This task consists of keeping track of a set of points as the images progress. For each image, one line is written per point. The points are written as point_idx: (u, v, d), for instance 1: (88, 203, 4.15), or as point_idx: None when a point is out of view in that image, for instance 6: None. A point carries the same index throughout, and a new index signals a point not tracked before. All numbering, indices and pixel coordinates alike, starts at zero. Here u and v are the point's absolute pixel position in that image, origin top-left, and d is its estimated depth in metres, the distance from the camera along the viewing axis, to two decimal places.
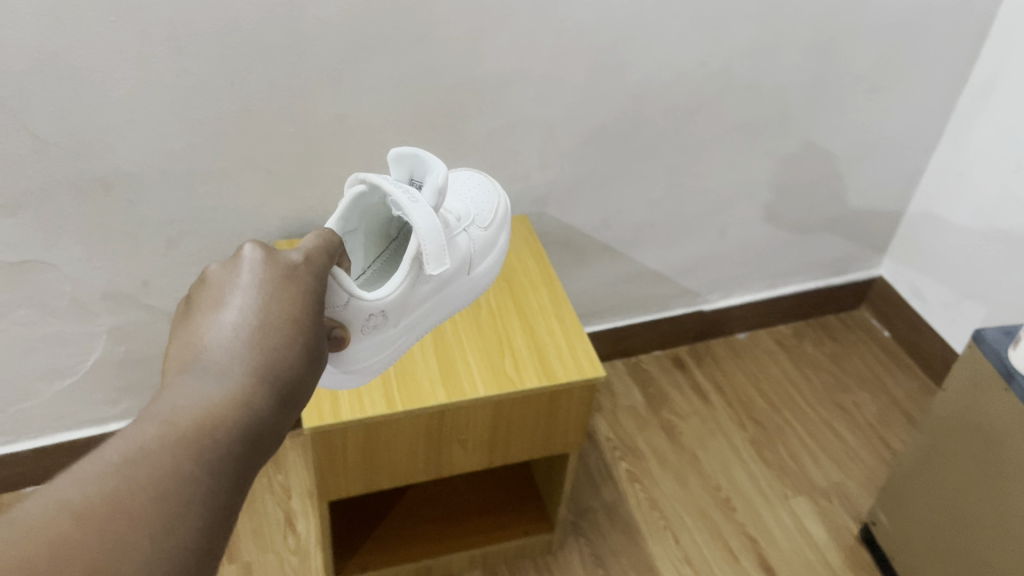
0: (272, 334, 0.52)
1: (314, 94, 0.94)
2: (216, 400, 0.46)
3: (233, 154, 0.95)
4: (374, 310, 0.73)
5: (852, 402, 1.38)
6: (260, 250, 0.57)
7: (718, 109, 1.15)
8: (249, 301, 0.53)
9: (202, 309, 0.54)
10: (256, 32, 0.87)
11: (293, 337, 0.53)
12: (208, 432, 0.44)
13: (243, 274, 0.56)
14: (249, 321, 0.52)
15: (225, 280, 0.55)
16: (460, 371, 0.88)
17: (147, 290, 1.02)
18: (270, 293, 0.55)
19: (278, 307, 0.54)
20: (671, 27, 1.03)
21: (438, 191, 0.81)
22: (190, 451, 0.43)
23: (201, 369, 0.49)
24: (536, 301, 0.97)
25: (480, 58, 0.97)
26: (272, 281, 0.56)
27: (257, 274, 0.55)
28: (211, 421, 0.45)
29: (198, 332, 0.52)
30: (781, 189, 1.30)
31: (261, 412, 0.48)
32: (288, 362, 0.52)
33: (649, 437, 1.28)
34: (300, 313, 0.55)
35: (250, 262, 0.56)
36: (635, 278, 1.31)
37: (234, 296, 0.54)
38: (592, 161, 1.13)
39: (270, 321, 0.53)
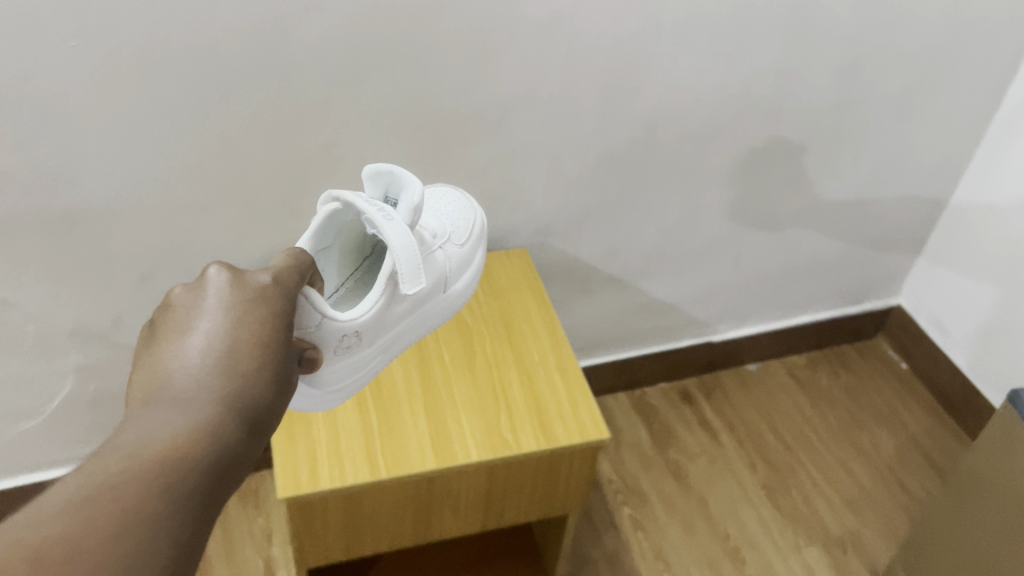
0: (241, 358, 0.49)
1: (297, 121, 0.86)
2: (181, 430, 0.43)
3: (208, 184, 0.87)
4: (348, 331, 0.69)
5: (868, 441, 1.30)
6: (227, 270, 0.54)
7: (736, 135, 1.07)
8: (217, 325, 0.50)
9: (165, 334, 0.51)
10: (236, 56, 0.79)
11: (263, 361, 0.50)
12: (173, 463, 0.41)
13: (209, 295, 0.52)
14: (216, 345, 0.49)
15: (191, 301, 0.52)
16: (451, 430, 0.81)
17: (119, 327, 0.95)
18: (238, 313, 0.51)
19: (248, 329, 0.51)
20: (688, 49, 0.95)
21: (413, 208, 0.76)
22: (153, 485, 0.40)
23: (164, 398, 0.46)
24: (536, 350, 0.89)
25: (479, 83, 0.89)
26: (240, 301, 0.52)
27: (225, 296, 0.52)
28: (174, 452, 0.42)
29: (162, 359, 0.49)
30: (800, 218, 1.22)
31: (229, 440, 0.45)
32: (257, 387, 0.49)
33: (655, 479, 1.21)
34: (270, 335, 0.52)
35: (216, 283, 0.53)
36: (643, 309, 1.23)
37: (200, 318, 0.51)
38: (599, 191, 1.05)
39: (238, 343, 0.50)
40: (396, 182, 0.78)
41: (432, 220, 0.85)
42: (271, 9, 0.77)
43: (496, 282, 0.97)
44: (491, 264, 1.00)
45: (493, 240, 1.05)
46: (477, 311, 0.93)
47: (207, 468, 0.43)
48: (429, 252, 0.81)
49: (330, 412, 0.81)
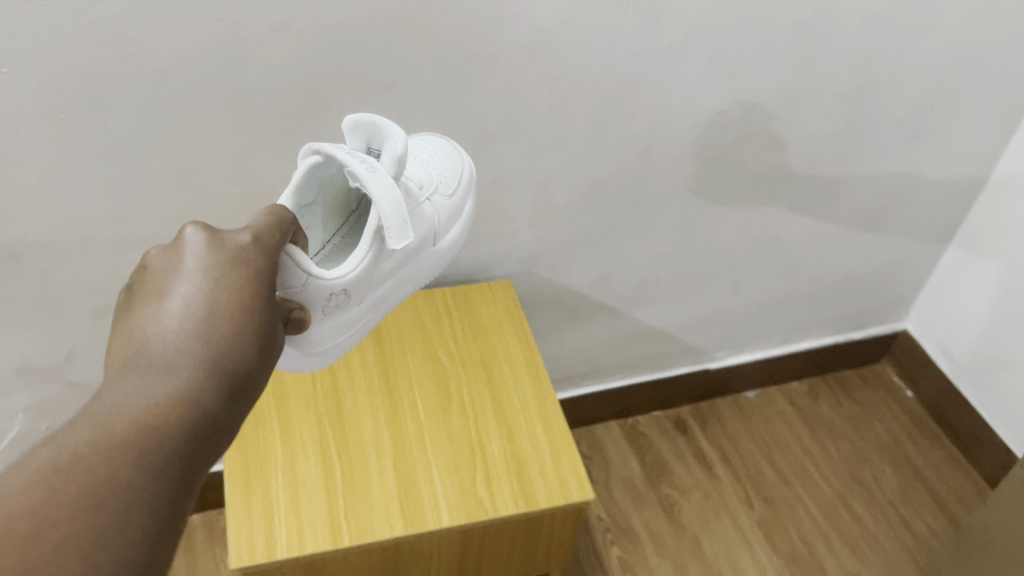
0: (220, 316, 0.47)
1: (260, 151, 0.79)
2: (158, 392, 0.42)
3: (164, 215, 0.81)
4: (337, 286, 0.65)
5: (871, 477, 1.24)
6: (203, 231, 0.52)
7: (737, 160, 1.00)
8: (195, 286, 0.48)
9: (144, 297, 0.49)
10: (191, 83, 0.72)
11: (244, 319, 0.48)
12: (143, 430, 0.40)
13: (187, 258, 0.50)
14: (193, 306, 0.47)
15: (168, 262, 0.50)
16: (422, 489, 0.75)
17: (71, 364, 0.88)
18: (215, 271, 0.49)
19: (228, 288, 0.49)
20: (686, 71, 0.88)
21: (396, 159, 0.70)
22: (125, 453, 0.39)
23: (140, 360, 0.44)
24: (518, 397, 0.83)
25: (461, 108, 0.83)
26: (217, 258, 0.50)
27: (202, 256, 0.50)
28: (146, 416, 0.41)
29: (140, 322, 0.47)
30: (802, 244, 1.15)
31: (205, 401, 0.43)
32: (238, 346, 0.47)
33: (646, 517, 1.15)
34: (252, 291, 0.50)
35: (193, 245, 0.51)
36: (636, 338, 1.17)
37: (178, 282, 0.49)
38: (590, 218, 0.99)
39: (215, 301, 0.48)
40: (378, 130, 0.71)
41: (420, 168, 0.78)
42: (229, 31, 0.70)
43: (476, 319, 0.91)
44: (472, 298, 0.93)
45: (476, 270, 0.99)
46: (456, 353, 0.87)
47: (183, 431, 0.41)
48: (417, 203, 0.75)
49: (292, 472, 0.76)
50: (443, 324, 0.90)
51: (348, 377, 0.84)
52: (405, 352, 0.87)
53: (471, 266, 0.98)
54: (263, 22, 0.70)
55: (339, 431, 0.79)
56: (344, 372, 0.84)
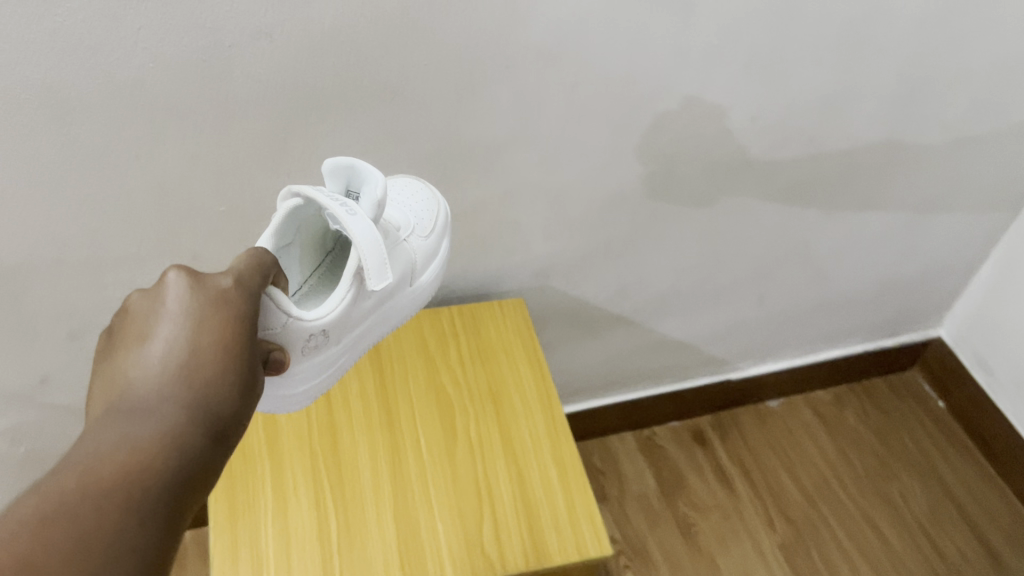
0: (207, 365, 0.43)
1: (248, 165, 0.72)
2: (139, 450, 0.37)
3: (143, 233, 0.74)
4: (318, 327, 0.60)
5: (898, 495, 1.17)
6: (186, 273, 0.47)
7: (769, 168, 0.92)
8: (179, 333, 0.43)
9: (122, 346, 0.44)
10: (167, 94, 0.65)
11: (231, 367, 0.44)
12: (125, 498, 0.35)
13: (168, 301, 0.45)
14: (177, 354, 0.43)
15: (149, 307, 0.46)
16: (424, 542, 0.69)
17: (47, 387, 0.82)
18: (201, 315, 0.45)
19: (212, 336, 0.44)
20: (719, 75, 0.80)
21: (374, 205, 0.63)
22: (105, 512, 0.34)
23: (118, 416, 0.39)
24: (529, 434, 0.77)
25: (469, 117, 0.75)
26: (202, 300, 0.46)
27: (185, 299, 0.45)
28: (131, 480, 0.36)
29: (118, 374, 0.42)
30: (835, 252, 1.07)
31: (190, 459, 0.39)
32: (222, 398, 0.42)
33: (660, 536, 1.09)
34: (238, 337, 0.45)
35: (176, 288, 0.46)
36: (654, 350, 1.10)
37: (159, 327, 0.44)
38: (608, 229, 0.91)
39: (201, 349, 0.43)
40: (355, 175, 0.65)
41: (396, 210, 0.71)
42: (209, 38, 0.63)
43: (483, 342, 0.84)
44: (480, 316, 0.86)
45: (485, 285, 0.91)
46: (462, 381, 0.80)
47: (166, 500, 0.36)
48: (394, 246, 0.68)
49: (283, 519, 0.70)
50: (449, 347, 0.83)
51: (345, 410, 0.77)
52: (407, 380, 0.80)
53: (479, 281, 0.91)
54: (247, 28, 0.63)
55: (335, 474, 0.73)
56: (341, 404, 0.78)
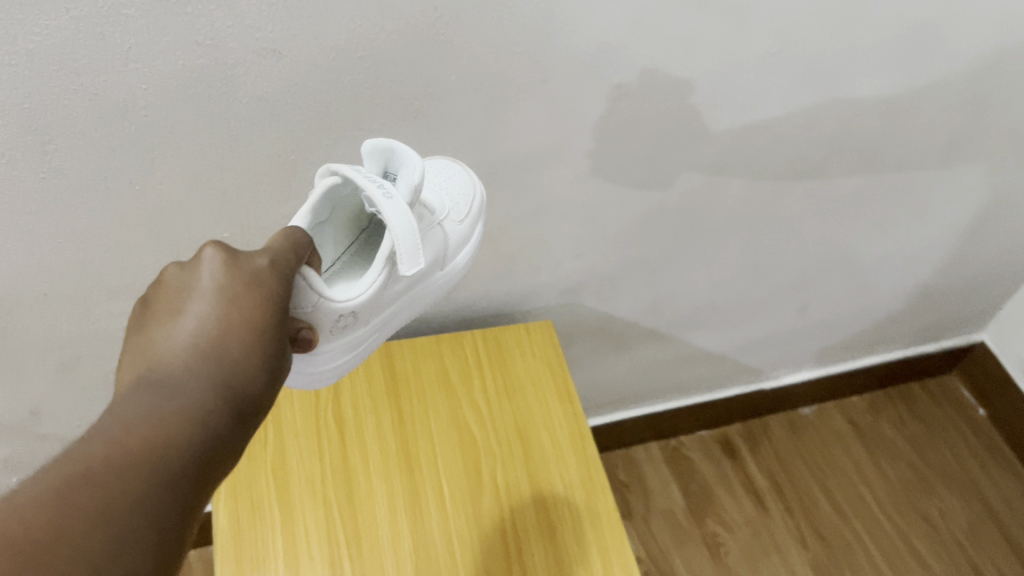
0: (238, 344, 0.38)
1: (255, 190, 0.65)
2: (160, 432, 0.34)
3: (138, 263, 0.67)
4: (346, 308, 0.54)
5: (936, 511, 1.11)
6: (223, 247, 0.42)
7: (821, 179, 0.84)
8: (211, 309, 0.39)
9: (153, 317, 0.40)
10: (162, 117, 0.58)
11: (263, 352, 0.39)
12: (144, 479, 0.31)
13: (203, 274, 0.41)
14: (210, 330, 0.38)
15: (183, 278, 0.41)
16: None
17: (40, 419, 0.76)
18: (235, 289, 0.40)
19: (246, 311, 0.39)
20: (775, 86, 0.72)
21: (413, 189, 0.56)
22: (123, 493, 0.31)
23: (140, 395, 0.35)
24: (560, 481, 0.71)
25: (498, 135, 0.68)
26: (239, 270, 0.41)
27: (219, 272, 0.40)
28: (151, 460, 0.32)
29: (148, 347, 0.38)
30: (883, 262, 1.00)
31: (211, 448, 0.35)
32: (252, 380, 0.38)
33: (688, 557, 1.04)
34: (273, 314, 0.40)
35: (211, 261, 0.41)
36: (685, 362, 1.03)
37: (190, 302, 0.39)
38: (644, 245, 0.84)
39: (234, 324, 0.39)
40: (394, 154, 0.57)
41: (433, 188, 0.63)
42: (209, 56, 0.55)
43: (509, 372, 0.77)
44: (506, 343, 0.79)
45: (510, 304, 0.85)
46: (488, 418, 0.74)
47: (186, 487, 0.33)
48: (430, 230, 0.60)
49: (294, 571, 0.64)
50: (473, 380, 0.77)
51: (361, 451, 0.71)
52: (428, 416, 0.74)
53: (505, 300, 0.84)
54: (252, 44, 0.56)
55: (351, 523, 0.67)
56: (356, 444, 0.72)
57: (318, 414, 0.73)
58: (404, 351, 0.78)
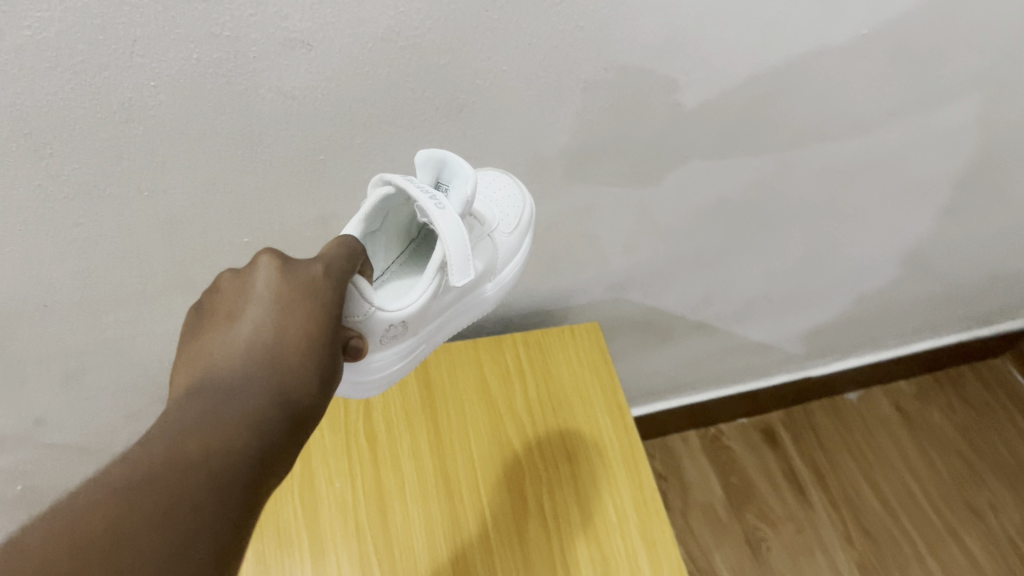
0: (293, 351, 0.40)
1: (279, 191, 0.57)
2: (219, 439, 0.35)
3: (148, 271, 0.60)
4: (397, 319, 0.48)
5: (988, 505, 1.05)
6: (278, 256, 0.43)
7: (897, 168, 0.76)
8: (268, 316, 0.41)
9: (212, 325, 0.42)
10: (174, 116, 0.50)
11: (319, 352, 0.41)
12: (202, 481, 0.32)
13: (258, 283, 0.42)
14: (266, 337, 0.40)
15: (239, 285, 0.43)
16: None
17: (43, 428, 0.70)
18: (289, 295, 0.41)
19: (300, 316, 0.41)
20: (861, 71, 0.63)
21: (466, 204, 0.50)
22: (180, 496, 0.31)
23: (200, 400, 0.37)
24: (613, 505, 0.65)
25: (551, 129, 0.60)
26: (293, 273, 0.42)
27: (274, 281, 0.42)
28: (210, 461, 0.33)
29: (207, 354, 0.40)
30: (951, 250, 0.92)
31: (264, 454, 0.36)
32: (303, 386, 0.40)
33: (728, 555, 1.00)
34: (324, 321, 0.42)
35: (266, 270, 0.42)
36: (730, 352, 0.97)
37: (248, 308, 0.41)
38: (701, 239, 0.76)
39: (289, 331, 0.40)
40: (445, 165, 0.51)
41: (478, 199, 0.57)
42: (226, 49, 0.48)
43: (554, 379, 0.71)
44: (551, 351, 0.73)
45: (551, 302, 0.78)
46: (533, 435, 0.68)
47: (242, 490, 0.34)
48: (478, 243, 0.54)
49: None
50: (515, 392, 0.71)
51: (396, 473, 0.65)
52: (467, 433, 0.68)
53: (547, 297, 0.77)
54: (276, 35, 0.48)
55: (383, 543, 0.62)
56: (390, 466, 0.66)
57: (348, 432, 0.67)
58: (441, 360, 0.72)
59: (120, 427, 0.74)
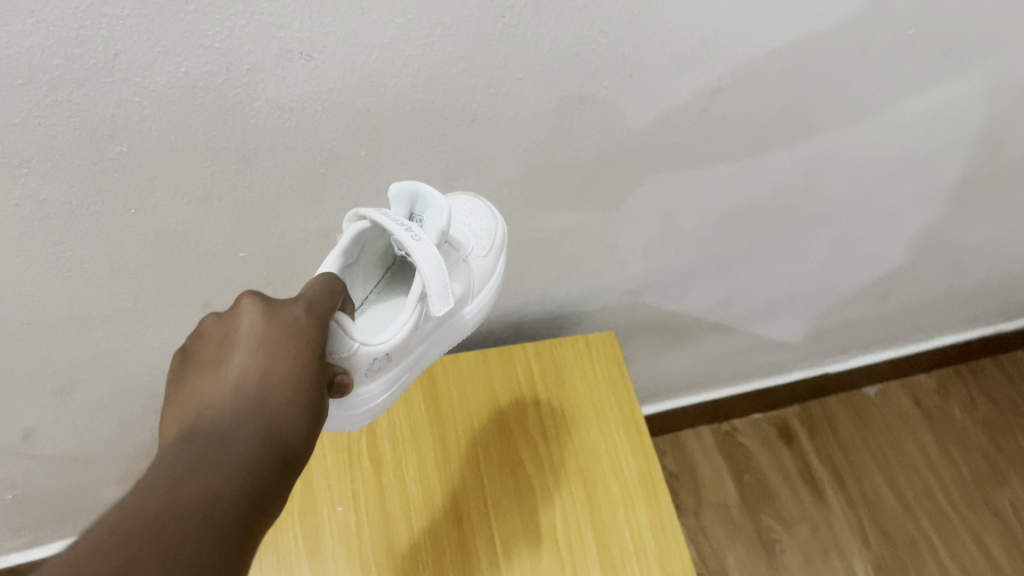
0: (280, 395, 0.36)
1: (277, 207, 0.53)
2: (204, 486, 0.31)
3: (139, 287, 0.56)
4: (380, 351, 0.44)
5: (1009, 505, 1.03)
6: (260, 298, 0.40)
7: (933, 169, 0.72)
8: (253, 359, 0.37)
9: (193, 373, 0.38)
10: (161, 132, 0.46)
11: (309, 392, 0.38)
12: (191, 533, 0.28)
13: (242, 326, 0.39)
14: (252, 380, 0.36)
15: (222, 330, 0.39)
16: None
17: (33, 440, 0.67)
18: (274, 335, 0.38)
19: (286, 359, 0.38)
20: (903, 71, 0.59)
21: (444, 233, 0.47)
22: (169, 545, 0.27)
23: (182, 447, 0.33)
24: (630, 530, 0.62)
25: (571, 137, 0.55)
26: (277, 313, 0.39)
27: (258, 322, 0.39)
28: (194, 513, 0.29)
29: (188, 403, 0.36)
30: (982, 248, 0.88)
31: (256, 503, 0.32)
32: (293, 430, 0.36)
33: (742, 557, 0.98)
34: (314, 362, 0.38)
35: (250, 312, 0.39)
36: (748, 349, 0.94)
37: (233, 352, 0.38)
38: (723, 243, 0.72)
39: (275, 373, 0.37)
40: (418, 196, 0.48)
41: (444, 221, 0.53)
42: (218, 61, 0.43)
43: (567, 394, 0.68)
44: (564, 364, 0.70)
45: (565, 307, 0.74)
46: (545, 453, 0.65)
47: (233, 541, 0.30)
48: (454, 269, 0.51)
49: None
50: (527, 407, 0.67)
51: (402, 494, 0.62)
52: (476, 452, 0.65)
53: (560, 303, 0.73)
54: (272, 46, 0.43)
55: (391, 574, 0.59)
56: (395, 486, 0.63)
57: (351, 449, 0.64)
58: (448, 372, 0.69)
59: (114, 436, 0.71)
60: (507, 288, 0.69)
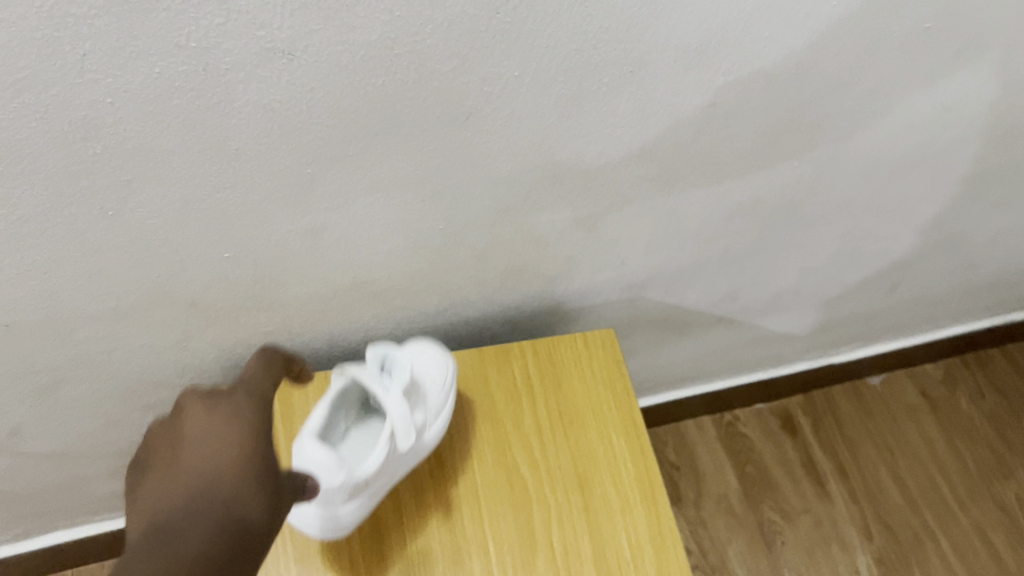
0: (235, 480, 0.40)
1: (263, 208, 0.51)
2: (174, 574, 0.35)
3: (120, 288, 0.54)
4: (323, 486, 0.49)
5: (1014, 499, 1.03)
6: (200, 396, 0.44)
7: (947, 163, 0.69)
8: (205, 452, 0.41)
9: (146, 470, 0.41)
10: (137, 134, 0.43)
11: (262, 478, 0.42)
12: None
13: (189, 425, 0.43)
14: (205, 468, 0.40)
15: (171, 427, 0.43)
16: None
17: (19, 438, 0.66)
18: (222, 430, 0.42)
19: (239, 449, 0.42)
20: (920, 65, 0.56)
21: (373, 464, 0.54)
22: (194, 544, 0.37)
23: (147, 542, 0.37)
24: (628, 538, 0.60)
25: (570, 135, 0.53)
26: (222, 416, 0.43)
27: (202, 420, 0.43)
28: None
29: (145, 497, 0.40)
30: (995, 240, 0.86)
31: None
32: (249, 506, 0.40)
33: (742, 550, 0.97)
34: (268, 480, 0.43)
35: (194, 411, 0.43)
36: (751, 341, 0.92)
37: (184, 449, 0.41)
38: (728, 238, 0.70)
39: (225, 466, 0.41)
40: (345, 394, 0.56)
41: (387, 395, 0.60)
42: (194, 61, 0.40)
43: (565, 395, 0.66)
44: (562, 363, 0.68)
45: (563, 303, 0.72)
46: (542, 458, 0.63)
47: None
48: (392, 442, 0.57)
49: None
50: (523, 409, 0.65)
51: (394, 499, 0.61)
52: (470, 457, 0.63)
53: (559, 298, 0.71)
54: (252, 45, 0.41)
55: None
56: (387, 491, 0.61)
57: None
58: None
59: (101, 432, 0.70)
60: (504, 285, 0.67)
